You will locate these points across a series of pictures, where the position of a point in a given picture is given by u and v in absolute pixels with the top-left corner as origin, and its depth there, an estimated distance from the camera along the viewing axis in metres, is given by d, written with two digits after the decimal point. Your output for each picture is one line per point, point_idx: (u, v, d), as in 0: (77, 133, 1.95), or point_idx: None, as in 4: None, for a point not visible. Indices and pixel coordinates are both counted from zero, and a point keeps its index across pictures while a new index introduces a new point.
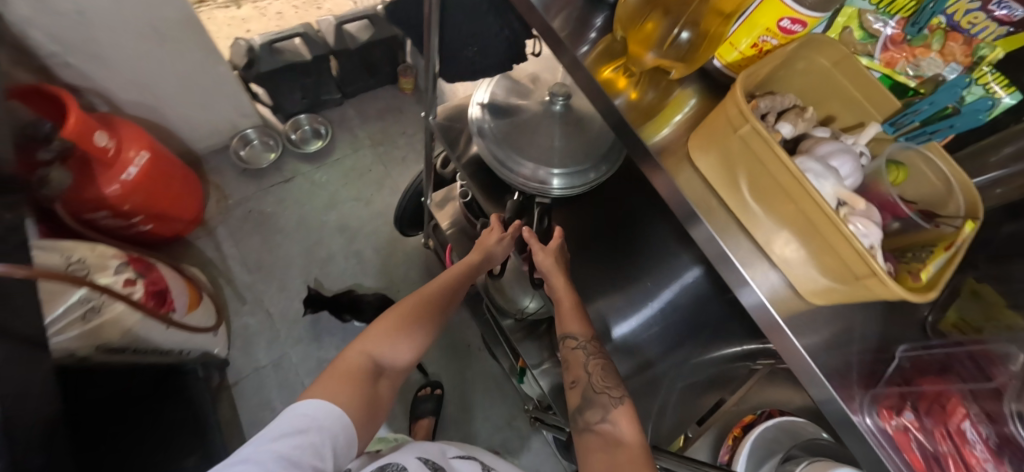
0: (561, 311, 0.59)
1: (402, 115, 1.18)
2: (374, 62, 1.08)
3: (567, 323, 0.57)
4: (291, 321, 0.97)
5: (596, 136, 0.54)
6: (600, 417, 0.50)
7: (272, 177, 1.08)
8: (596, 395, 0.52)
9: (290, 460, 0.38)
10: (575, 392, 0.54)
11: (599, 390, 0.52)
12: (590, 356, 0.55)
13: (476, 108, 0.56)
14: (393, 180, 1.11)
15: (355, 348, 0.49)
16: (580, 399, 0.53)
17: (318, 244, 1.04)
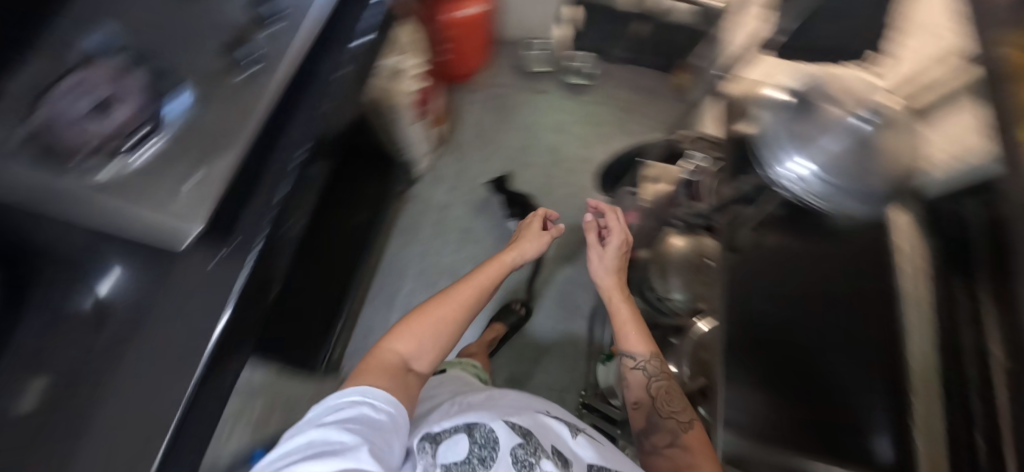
0: (624, 335, 0.68)
1: (658, 99, 1.23)
2: (672, 44, 1.15)
3: (625, 344, 0.66)
4: (472, 188, 1.10)
5: (885, 164, 0.51)
6: (669, 441, 0.55)
7: (533, 82, 1.21)
8: (662, 420, 0.57)
9: (356, 426, 0.44)
10: (639, 413, 0.60)
11: (666, 415, 0.57)
12: (651, 377, 0.61)
13: (783, 96, 0.55)
14: (616, 142, 1.17)
15: (387, 347, 0.57)
16: (645, 422, 0.58)
17: (529, 150, 1.15)
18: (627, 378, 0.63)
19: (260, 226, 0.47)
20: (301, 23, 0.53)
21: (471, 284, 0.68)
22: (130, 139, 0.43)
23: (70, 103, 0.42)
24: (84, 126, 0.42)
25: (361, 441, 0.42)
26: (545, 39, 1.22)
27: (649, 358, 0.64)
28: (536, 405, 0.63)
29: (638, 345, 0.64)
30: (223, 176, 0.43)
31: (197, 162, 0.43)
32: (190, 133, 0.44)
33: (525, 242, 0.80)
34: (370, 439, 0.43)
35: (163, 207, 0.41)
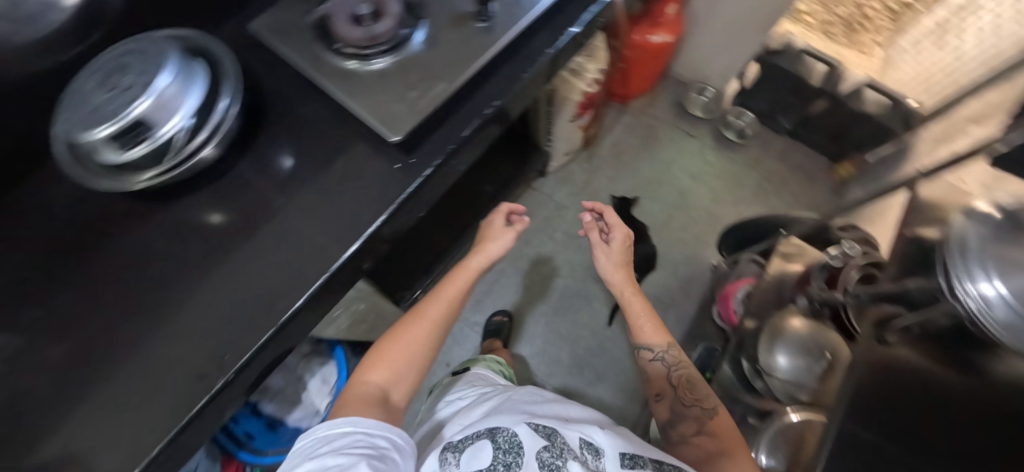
0: (639, 330, 0.73)
1: (811, 182, 1.16)
2: (850, 134, 1.07)
3: (642, 336, 0.72)
4: (591, 200, 1.12)
5: None
6: (694, 430, 0.62)
7: (687, 124, 1.20)
8: (685, 409, 0.65)
9: (348, 450, 0.45)
10: (664, 403, 0.67)
11: (689, 405, 0.65)
12: (670, 367, 0.68)
13: (986, 207, 0.52)
14: (750, 209, 1.12)
15: (367, 381, 0.56)
16: (669, 411, 0.66)
17: (659, 184, 1.14)
18: (649, 370, 0.70)
19: (437, 153, 0.55)
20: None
21: (438, 300, 0.64)
22: (383, 46, 0.52)
23: (353, 10, 0.53)
24: (356, 29, 0.51)
25: (355, 463, 0.43)
26: (715, 88, 1.21)
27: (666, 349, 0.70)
28: (559, 409, 0.65)
29: (655, 337, 0.70)
30: (438, 99, 0.51)
31: (423, 80, 0.52)
32: (426, 59, 0.53)
33: (481, 251, 0.69)
34: (365, 460, 0.44)
35: (389, 107, 0.51)
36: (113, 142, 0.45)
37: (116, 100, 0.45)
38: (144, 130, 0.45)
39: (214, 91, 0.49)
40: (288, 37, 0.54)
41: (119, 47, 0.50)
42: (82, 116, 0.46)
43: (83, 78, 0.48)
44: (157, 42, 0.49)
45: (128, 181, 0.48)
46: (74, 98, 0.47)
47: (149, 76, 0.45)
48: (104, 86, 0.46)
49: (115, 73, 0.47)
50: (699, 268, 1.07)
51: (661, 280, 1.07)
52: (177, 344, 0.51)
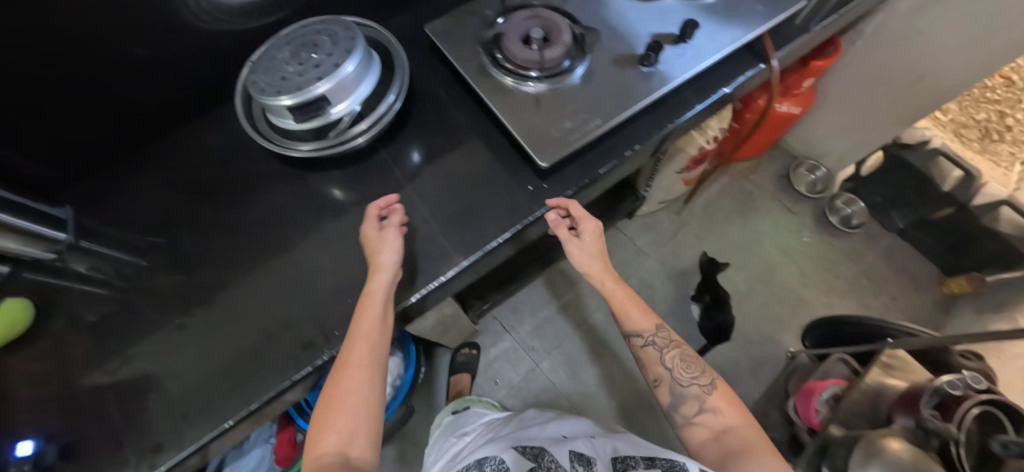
0: (619, 311, 0.60)
1: (914, 290, 1.07)
2: (974, 250, 0.98)
3: (628, 321, 0.60)
4: (672, 253, 1.09)
5: None
6: (696, 409, 0.54)
7: (788, 198, 1.15)
8: (683, 389, 0.56)
9: None
10: (662, 389, 0.57)
11: (687, 383, 0.56)
12: (663, 350, 0.58)
13: None
14: (840, 303, 1.05)
15: (318, 455, 0.44)
16: (670, 397, 0.56)
17: (747, 254, 1.09)
18: (639, 358, 0.58)
19: (569, 184, 0.55)
20: (700, 55, 0.56)
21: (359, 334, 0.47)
22: (546, 72, 0.53)
23: (526, 32, 0.54)
24: (527, 51, 0.53)
25: None
26: (827, 169, 1.15)
27: (655, 329, 0.59)
28: (555, 426, 0.64)
29: (642, 320, 0.58)
30: (590, 135, 0.51)
31: (579, 112, 0.52)
32: (584, 93, 0.53)
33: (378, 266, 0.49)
34: None
35: (540, 131, 0.51)
36: (289, 109, 0.48)
37: (304, 73, 0.48)
38: (320, 106, 0.48)
39: (385, 86, 0.52)
40: (457, 45, 0.56)
41: (311, 24, 0.53)
42: (268, 78, 0.49)
43: (276, 46, 0.52)
44: (348, 28, 0.52)
45: (287, 146, 0.51)
46: (265, 60, 0.51)
47: (338, 58, 0.48)
48: (295, 58, 0.50)
49: (307, 48, 0.50)
50: (773, 351, 1.01)
51: (730, 352, 1.01)
52: (286, 310, 0.53)
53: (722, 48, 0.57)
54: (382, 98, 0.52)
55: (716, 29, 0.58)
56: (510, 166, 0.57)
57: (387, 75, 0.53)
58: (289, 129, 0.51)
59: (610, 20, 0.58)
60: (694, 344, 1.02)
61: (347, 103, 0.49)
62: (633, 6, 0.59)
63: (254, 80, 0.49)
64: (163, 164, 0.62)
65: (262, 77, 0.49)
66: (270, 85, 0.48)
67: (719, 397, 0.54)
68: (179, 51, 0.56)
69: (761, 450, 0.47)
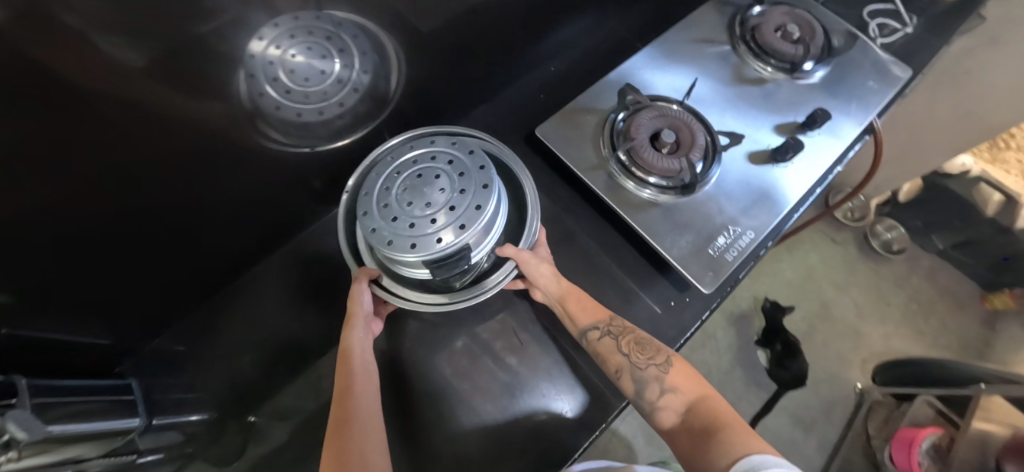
0: (562, 305, 0.48)
1: (958, 309, 1.09)
2: (1015, 269, 1.01)
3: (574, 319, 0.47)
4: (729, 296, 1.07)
5: None
6: (658, 391, 0.42)
7: (829, 227, 1.16)
8: (644, 372, 0.43)
9: None
10: (623, 379, 0.44)
11: (646, 365, 0.43)
12: (619, 337, 0.45)
13: None
14: (896, 331, 1.06)
15: None
16: (629, 386, 0.43)
17: (802, 291, 1.08)
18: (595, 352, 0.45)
19: (713, 296, 0.50)
20: (827, 144, 0.53)
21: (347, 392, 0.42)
22: (676, 186, 0.48)
23: (660, 139, 0.49)
24: (665, 160, 0.48)
25: None
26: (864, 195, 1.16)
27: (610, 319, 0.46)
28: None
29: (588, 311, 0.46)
30: (743, 250, 0.47)
31: (727, 223, 0.48)
32: (723, 197, 0.49)
33: (353, 321, 0.46)
34: None
35: (691, 252, 0.47)
36: (425, 265, 0.41)
37: (437, 218, 0.40)
38: (463, 260, 0.41)
39: (522, 222, 0.48)
40: (575, 150, 0.51)
41: (421, 144, 0.46)
42: (391, 223, 0.42)
43: (385, 176, 0.44)
44: (471, 151, 0.45)
45: (417, 297, 0.46)
46: (377, 197, 0.43)
47: (477, 199, 0.41)
48: (417, 196, 0.42)
49: (428, 180, 0.43)
50: (842, 389, 1.00)
51: (801, 395, 1.00)
52: None
53: (847, 133, 0.54)
54: (520, 231, 0.48)
55: (835, 112, 0.55)
56: (642, 277, 0.52)
57: (524, 207, 0.49)
58: (416, 276, 0.45)
59: (730, 111, 0.54)
60: (765, 390, 1.00)
61: (487, 249, 0.44)
62: (746, 91, 0.55)
63: (370, 226, 0.42)
64: (255, 307, 0.57)
65: (381, 221, 0.42)
66: (396, 237, 0.40)
67: (681, 376, 0.43)
68: (269, 191, 0.51)
69: (734, 433, 0.38)
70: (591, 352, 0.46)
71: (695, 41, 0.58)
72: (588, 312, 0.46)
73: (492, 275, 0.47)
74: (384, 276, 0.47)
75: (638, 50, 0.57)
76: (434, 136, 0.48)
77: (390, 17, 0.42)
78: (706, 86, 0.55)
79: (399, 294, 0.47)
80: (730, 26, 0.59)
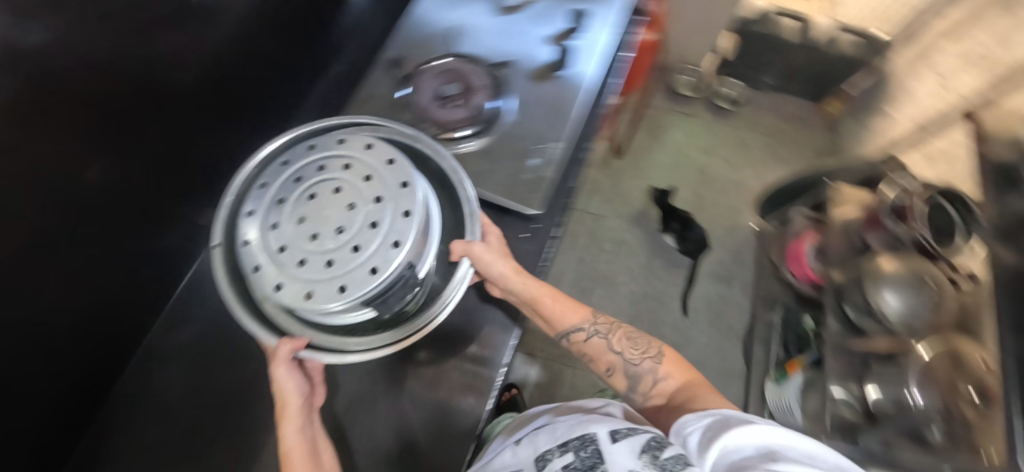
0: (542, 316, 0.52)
1: (805, 127, 1.23)
2: (829, 77, 1.16)
3: (556, 324, 0.53)
4: (623, 202, 1.14)
5: None
6: (652, 381, 0.53)
7: (681, 105, 1.25)
8: (635, 368, 0.53)
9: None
10: (616, 375, 0.54)
11: (635, 360, 0.53)
12: (608, 336, 0.54)
13: None
14: (764, 167, 1.18)
15: None
16: (624, 378, 0.54)
17: (680, 169, 1.17)
18: (589, 353, 0.54)
19: (557, 213, 0.53)
20: (599, 35, 0.56)
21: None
22: (477, 128, 0.51)
23: (450, 94, 0.52)
24: (456, 111, 0.51)
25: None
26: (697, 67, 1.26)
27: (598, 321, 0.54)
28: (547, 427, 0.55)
29: (572, 315, 0.53)
30: (558, 161, 0.50)
31: (536, 144, 0.51)
32: (525, 124, 0.52)
33: (284, 412, 0.40)
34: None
35: (513, 182, 0.49)
36: (364, 304, 0.34)
37: (360, 244, 0.34)
38: (407, 281, 0.35)
39: (460, 216, 0.45)
40: None
41: (308, 160, 0.38)
42: (300, 267, 0.34)
43: (271, 209, 0.36)
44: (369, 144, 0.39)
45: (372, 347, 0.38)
46: (269, 241, 0.35)
47: (397, 202, 0.35)
48: (326, 224, 0.35)
49: (330, 196, 0.35)
50: (743, 236, 1.11)
51: (713, 256, 1.10)
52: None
53: (612, 20, 0.57)
54: (461, 221, 0.45)
55: (598, 3, 0.58)
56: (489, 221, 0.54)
57: (451, 190, 0.45)
58: (361, 319, 0.38)
59: (506, 42, 0.56)
60: (683, 266, 1.09)
61: (433, 260, 0.38)
62: (514, 18, 0.57)
63: (274, 282, 0.34)
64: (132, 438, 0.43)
65: (292, 273, 0.34)
66: (317, 285, 0.33)
67: (670, 363, 0.54)
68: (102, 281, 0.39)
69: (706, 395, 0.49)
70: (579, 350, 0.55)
71: None
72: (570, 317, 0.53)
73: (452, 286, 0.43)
74: (320, 334, 0.38)
75: (405, 18, 0.57)
76: (313, 141, 0.40)
77: (159, 65, 0.38)
78: (480, 27, 0.57)
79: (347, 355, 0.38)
80: None
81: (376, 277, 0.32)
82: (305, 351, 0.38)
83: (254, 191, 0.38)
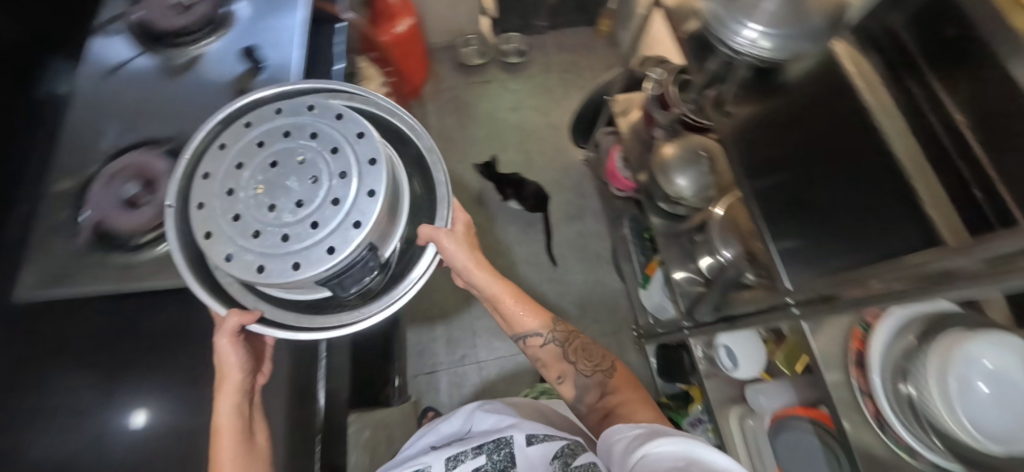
0: (507, 316, 0.66)
1: (592, 52, 1.30)
2: None
3: (516, 326, 0.66)
4: (460, 187, 1.14)
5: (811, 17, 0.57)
6: (598, 395, 0.65)
7: (477, 76, 1.26)
8: (584, 378, 0.66)
9: None
10: (566, 382, 0.67)
11: (587, 373, 0.66)
12: (563, 343, 0.67)
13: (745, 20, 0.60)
14: (571, 102, 1.23)
15: None
16: (573, 388, 0.66)
17: (499, 135, 1.19)
18: (545, 357, 0.67)
19: None
20: (285, 64, 0.55)
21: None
22: None
23: (128, 194, 0.47)
24: (142, 212, 0.46)
25: None
26: (475, 35, 1.27)
27: (555, 328, 0.67)
28: (489, 420, 0.67)
29: (534, 321, 0.66)
30: None
31: None
32: None
33: (222, 386, 0.43)
34: None
35: None
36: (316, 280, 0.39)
37: (319, 222, 0.38)
38: (368, 260, 0.39)
39: (433, 198, 0.49)
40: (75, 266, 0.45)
41: (281, 126, 0.42)
42: (256, 239, 0.38)
43: (234, 176, 0.41)
44: (340, 118, 0.42)
45: (332, 321, 0.42)
46: (229, 208, 0.39)
47: (362, 183, 0.38)
48: (287, 197, 0.39)
49: (296, 169, 0.39)
50: (577, 171, 1.17)
51: (560, 200, 1.14)
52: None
53: (295, 43, 0.56)
54: (434, 209, 0.48)
55: (273, 34, 0.56)
56: None
57: (426, 168, 0.49)
58: (316, 292, 0.43)
59: (186, 107, 0.52)
60: (537, 222, 1.12)
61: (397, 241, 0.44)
62: (188, 78, 0.54)
63: (225, 253, 0.38)
64: None
65: (244, 243, 0.38)
66: (269, 255, 0.38)
67: (617, 377, 0.66)
68: None
69: (629, 408, 0.62)
70: (536, 351, 0.67)
71: (109, 70, 0.53)
72: (530, 318, 0.66)
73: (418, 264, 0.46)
74: (271, 308, 0.43)
75: (65, 126, 0.50)
76: (284, 107, 0.44)
77: None
78: (157, 103, 0.52)
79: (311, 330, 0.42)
80: (134, 34, 0.55)
81: (332, 256, 0.37)
82: (255, 324, 0.41)
83: (217, 154, 0.42)
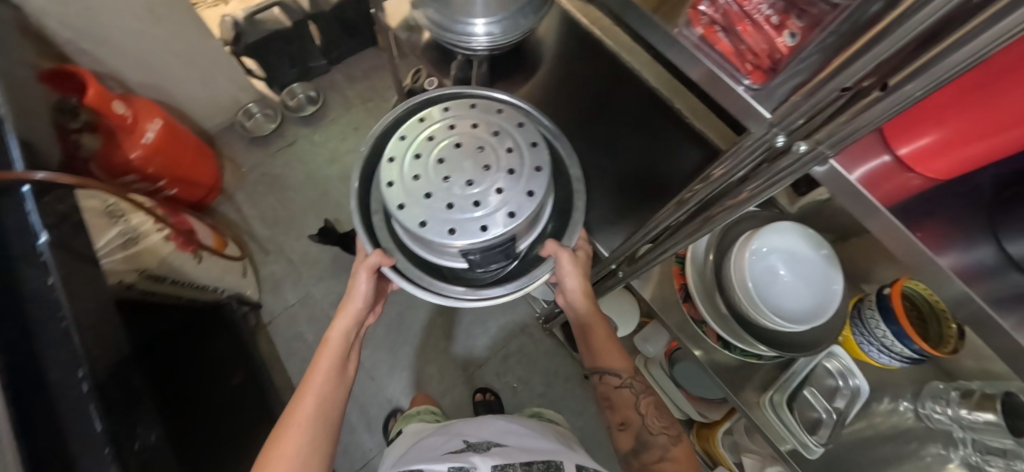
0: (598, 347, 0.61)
1: (385, 71, 1.23)
2: (353, 24, 1.14)
3: (607, 362, 0.60)
4: (311, 265, 1.07)
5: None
6: (660, 456, 0.57)
7: (277, 143, 1.15)
8: (651, 437, 0.58)
9: None
10: (627, 432, 0.60)
11: (655, 432, 0.59)
12: (638, 394, 0.60)
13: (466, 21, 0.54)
14: None
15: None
16: (633, 441, 0.59)
17: (327, 195, 1.12)
18: (614, 400, 0.61)
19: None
20: None
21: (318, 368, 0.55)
22: None
23: None
24: None
25: None
26: (253, 102, 1.15)
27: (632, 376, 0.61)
28: (537, 445, 0.65)
29: (621, 362, 0.60)
30: None
31: None
32: None
33: (348, 306, 0.54)
34: None
35: None
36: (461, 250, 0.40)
37: (481, 202, 0.39)
38: (505, 248, 0.40)
39: (563, 217, 0.46)
40: None
41: (473, 115, 0.45)
42: (426, 199, 0.40)
43: (424, 141, 0.43)
44: (520, 125, 0.44)
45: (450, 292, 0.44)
46: (412, 167, 0.41)
47: (526, 181, 0.40)
48: (463, 173, 0.41)
49: (468, 151, 0.42)
50: None
51: None
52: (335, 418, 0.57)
53: None
54: (562, 225, 0.46)
55: None
56: None
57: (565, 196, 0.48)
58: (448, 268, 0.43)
59: None
60: None
61: (533, 237, 0.44)
62: None
63: (396, 201, 0.40)
64: None
65: (414, 196, 0.40)
66: (429, 213, 0.39)
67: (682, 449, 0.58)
68: None
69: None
70: (613, 394, 0.61)
71: None
72: (616, 358, 0.60)
73: (535, 275, 0.45)
74: (406, 261, 0.44)
75: None
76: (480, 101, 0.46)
77: None
78: None
79: (437, 290, 0.43)
80: None
81: (483, 234, 0.39)
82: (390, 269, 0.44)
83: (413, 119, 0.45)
